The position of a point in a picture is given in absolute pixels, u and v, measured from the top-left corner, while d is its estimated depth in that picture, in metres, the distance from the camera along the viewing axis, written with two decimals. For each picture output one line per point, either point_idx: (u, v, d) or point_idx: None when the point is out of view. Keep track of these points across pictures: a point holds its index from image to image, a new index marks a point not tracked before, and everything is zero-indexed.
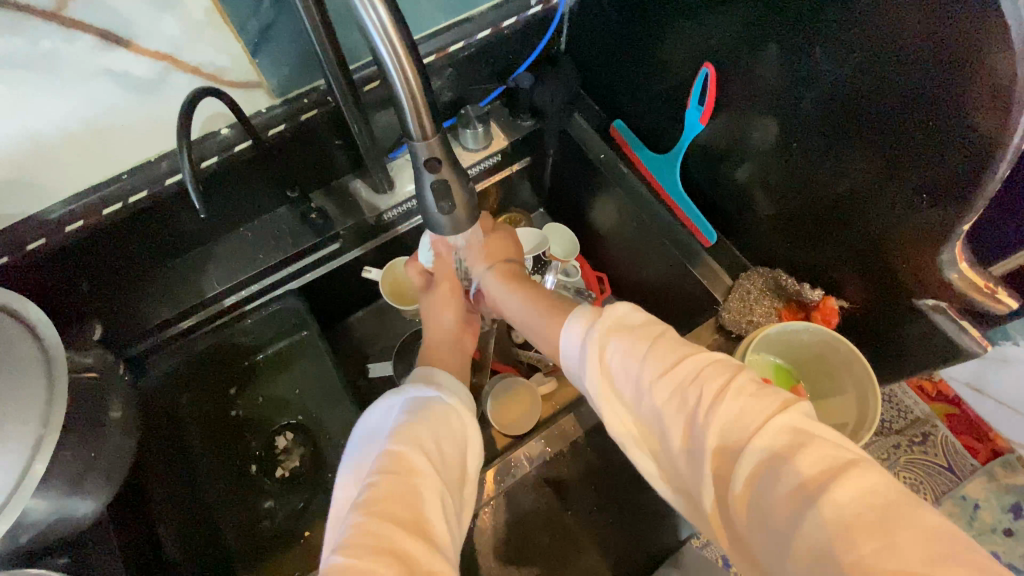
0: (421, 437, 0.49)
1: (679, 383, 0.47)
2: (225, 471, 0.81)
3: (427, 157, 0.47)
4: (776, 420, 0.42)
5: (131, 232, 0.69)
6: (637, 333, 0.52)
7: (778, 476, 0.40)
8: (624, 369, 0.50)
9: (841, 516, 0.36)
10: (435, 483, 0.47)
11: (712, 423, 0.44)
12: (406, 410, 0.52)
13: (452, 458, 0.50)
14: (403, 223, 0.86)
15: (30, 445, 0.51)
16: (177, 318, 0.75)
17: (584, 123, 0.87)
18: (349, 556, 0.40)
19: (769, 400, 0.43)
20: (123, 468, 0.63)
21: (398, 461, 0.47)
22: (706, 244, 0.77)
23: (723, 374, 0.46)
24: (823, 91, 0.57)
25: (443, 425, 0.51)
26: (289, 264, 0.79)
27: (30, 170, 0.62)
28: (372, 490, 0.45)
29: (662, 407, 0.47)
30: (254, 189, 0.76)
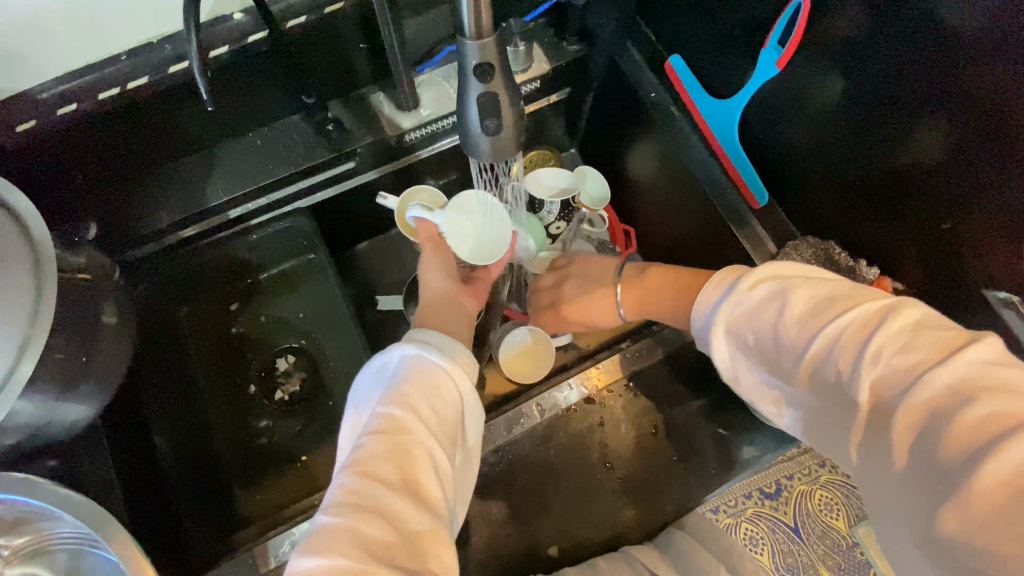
0: (416, 398, 0.45)
1: (810, 346, 0.42)
2: (225, 389, 0.79)
3: (479, 62, 0.39)
4: (934, 372, 0.36)
5: (129, 126, 0.63)
6: (776, 285, 0.47)
7: (934, 433, 0.35)
8: (762, 323, 0.46)
9: (1006, 480, 0.31)
10: (427, 443, 0.44)
11: (855, 386, 0.39)
12: (403, 368, 0.47)
13: (448, 417, 0.46)
14: (425, 148, 0.79)
15: (16, 342, 0.47)
16: (179, 225, 0.70)
17: (637, 55, 0.78)
18: (340, 520, 0.38)
19: (924, 350, 0.37)
20: (115, 374, 0.60)
21: (392, 421, 0.44)
22: (755, 206, 0.71)
23: (865, 327, 0.40)
24: (930, 38, 0.49)
25: (441, 386, 0.46)
26: (299, 179, 0.73)
27: (14, 45, 0.53)
28: (359, 451, 0.42)
29: (800, 367, 0.43)
30: (268, 90, 0.69)
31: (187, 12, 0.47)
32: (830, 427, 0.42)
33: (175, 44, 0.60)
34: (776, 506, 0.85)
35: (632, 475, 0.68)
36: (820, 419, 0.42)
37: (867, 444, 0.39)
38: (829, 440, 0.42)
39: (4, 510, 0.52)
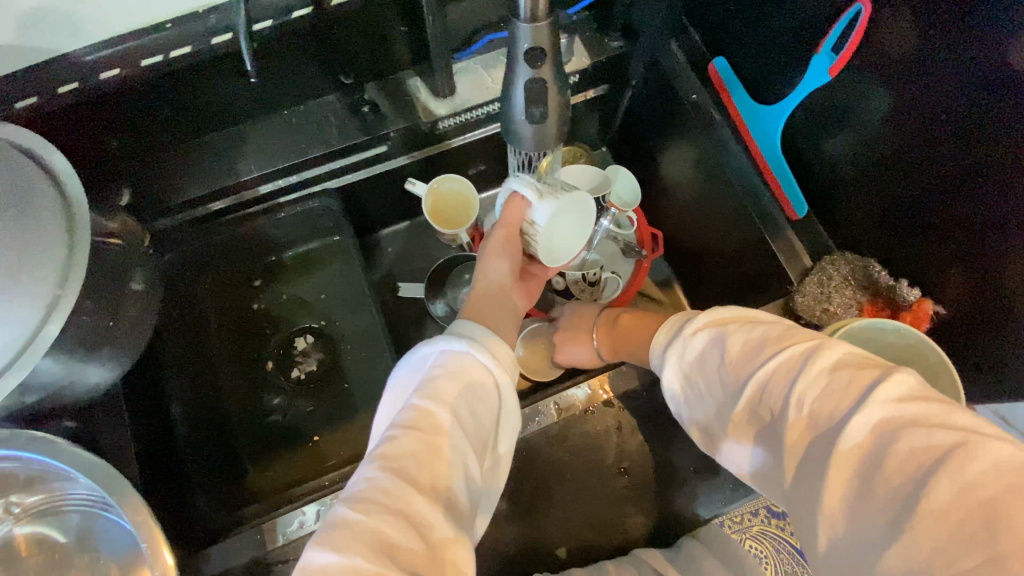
0: (453, 399, 0.44)
1: (746, 389, 0.43)
2: (242, 363, 0.79)
3: (530, 47, 0.38)
4: (855, 418, 0.36)
5: (169, 94, 0.63)
6: (716, 331, 0.48)
7: (859, 480, 0.35)
8: (709, 369, 0.47)
9: (934, 521, 0.31)
10: (460, 445, 0.43)
11: (783, 433, 0.39)
12: (442, 365, 0.46)
13: (481, 422, 0.46)
14: (456, 138, 0.78)
15: (45, 303, 0.47)
16: (209, 197, 0.70)
17: (679, 54, 0.76)
18: (363, 516, 0.37)
19: (843, 393, 0.37)
20: (138, 341, 0.60)
21: (426, 419, 0.43)
22: (793, 217, 0.69)
23: (791, 368, 0.40)
24: (993, 52, 0.47)
25: (479, 388, 0.46)
26: (331, 159, 0.73)
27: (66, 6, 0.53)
28: (389, 445, 0.42)
29: (740, 411, 0.43)
30: (306, 68, 0.68)
31: None
32: (768, 477, 0.41)
33: (220, 15, 0.59)
34: (784, 525, 0.83)
35: (647, 483, 0.66)
36: (761, 467, 0.42)
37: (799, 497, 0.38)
38: (772, 490, 0.42)
39: (19, 468, 0.53)
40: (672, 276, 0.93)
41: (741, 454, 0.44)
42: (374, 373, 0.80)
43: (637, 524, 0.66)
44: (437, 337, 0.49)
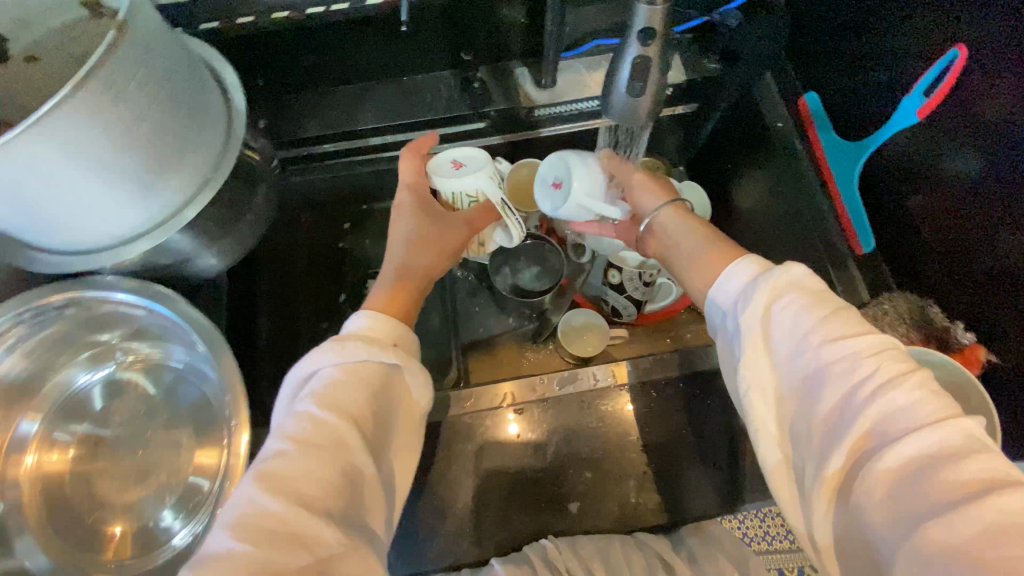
0: (342, 409, 0.47)
1: (852, 349, 0.42)
2: (320, 290, 0.88)
3: (645, 27, 0.43)
4: (956, 422, 0.38)
5: (317, 43, 0.74)
6: (817, 292, 0.46)
7: (930, 470, 0.36)
8: (792, 319, 0.45)
9: (1001, 521, 0.33)
10: (353, 455, 0.46)
11: (875, 402, 0.39)
12: (335, 373, 0.49)
13: (375, 431, 0.49)
14: (546, 128, 0.84)
15: (201, 180, 0.58)
16: (322, 139, 0.79)
17: (773, 86, 0.80)
18: (245, 545, 0.39)
19: (950, 402, 0.39)
20: (247, 240, 0.70)
21: (312, 432, 0.45)
22: (859, 252, 0.71)
23: (905, 361, 0.41)
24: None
25: (371, 392, 0.49)
26: (434, 126, 0.81)
27: None
28: (279, 463, 0.43)
29: (826, 366, 0.42)
30: (433, 41, 0.77)
31: None
32: (815, 432, 0.42)
33: None
34: None
35: None
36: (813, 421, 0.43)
37: (850, 463, 0.40)
38: (802, 441, 0.43)
39: (140, 318, 0.63)
40: None
41: (791, 403, 0.44)
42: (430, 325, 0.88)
43: (656, 519, 0.64)
44: (325, 342, 0.51)
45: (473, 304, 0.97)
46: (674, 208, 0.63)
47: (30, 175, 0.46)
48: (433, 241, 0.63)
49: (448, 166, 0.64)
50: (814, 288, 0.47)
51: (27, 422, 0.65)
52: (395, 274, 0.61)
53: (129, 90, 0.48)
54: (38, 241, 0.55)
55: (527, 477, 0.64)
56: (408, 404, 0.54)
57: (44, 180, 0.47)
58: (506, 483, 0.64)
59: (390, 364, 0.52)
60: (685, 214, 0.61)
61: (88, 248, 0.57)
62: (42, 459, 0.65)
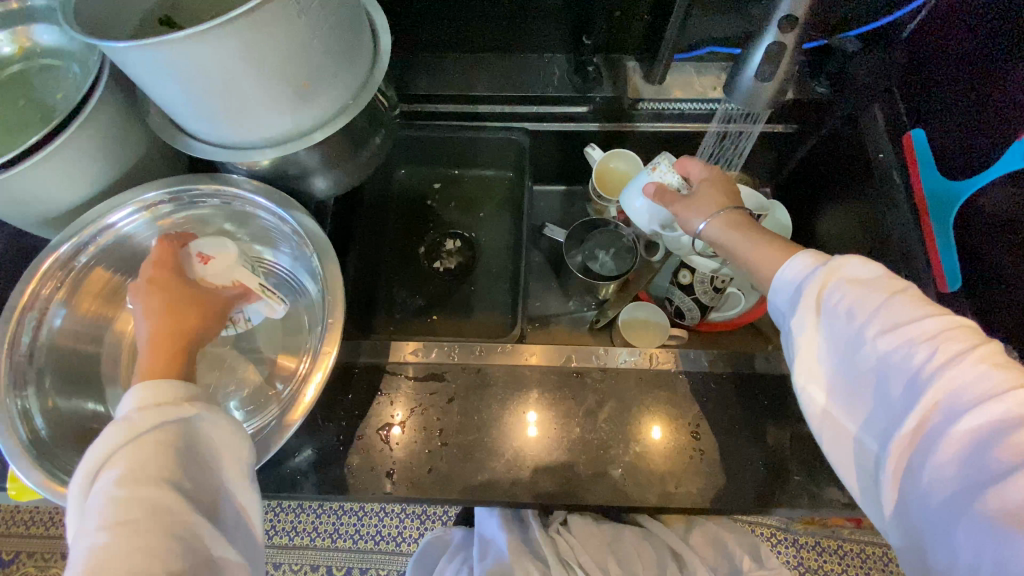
0: (150, 477, 0.44)
1: (909, 334, 0.42)
2: (405, 238, 0.95)
3: (787, 14, 0.46)
4: (1021, 394, 0.38)
5: (452, 6, 0.79)
6: (871, 280, 0.46)
7: (993, 447, 0.37)
8: (845, 313, 0.45)
9: None
10: (180, 512, 0.44)
11: (935, 384, 0.40)
12: (121, 452, 0.45)
13: (199, 483, 0.47)
14: (646, 124, 0.88)
15: (340, 105, 0.65)
16: (438, 98, 0.86)
17: (880, 118, 0.80)
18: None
19: (1013, 373, 0.39)
20: (359, 172, 0.76)
21: (123, 512, 0.42)
22: (943, 290, 0.72)
23: (966, 336, 0.41)
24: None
25: (177, 447, 0.46)
26: (540, 103, 0.87)
27: None
28: (99, 548, 0.40)
29: (885, 354, 0.43)
30: (558, 24, 0.83)
31: None
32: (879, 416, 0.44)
33: None
34: None
35: None
36: (874, 406, 0.45)
37: (912, 443, 0.42)
38: (864, 425, 0.46)
39: (263, 221, 0.71)
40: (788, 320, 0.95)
41: (850, 392, 0.46)
42: (496, 289, 0.93)
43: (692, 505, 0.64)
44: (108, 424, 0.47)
45: (538, 280, 1.01)
46: (730, 216, 0.57)
47: (212, 69, 0.53)
48: (180, 312, 0.55)
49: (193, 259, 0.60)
50: (866, 274, 0.47)
51: None
52: (156, 339, 0.53)
53: (312, 7, 0.53)
54: (196, 130, 0.63)
55: (573, 436, 0.67)
56: (224, 438, 0.50)
57: (221, 76, 0.54)
58: (551, 437, 0.67)
59: (187, 419, 0.48)
60: (740, 223, 0.56)
61: (233, 145, 0.64)
62: None
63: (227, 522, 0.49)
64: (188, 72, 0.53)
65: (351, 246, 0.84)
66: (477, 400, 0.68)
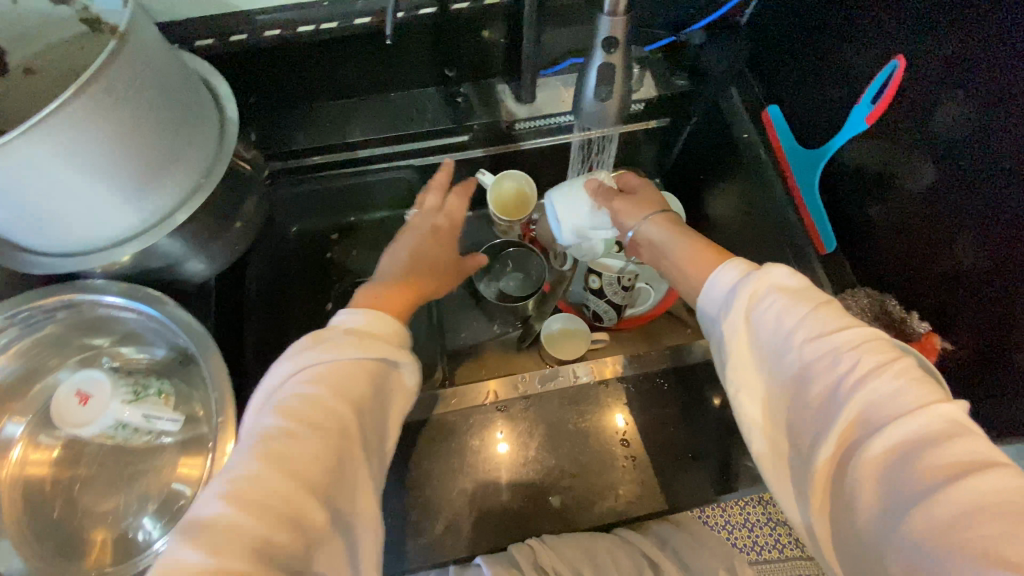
0: (337, 391, 0.48)
1: (832, 344, 0.45)
2: (306, 299, 0.89)
3: (608, 36, 0.46)
4: (933, 407, 0.40)
5: (304, 59, 0.77)
6: (799, 290, 0.49)
7: (912, 456, 0.39)
8: (775, 320, 0.47)
9: (977, 499, 0.36)
10: (348, 454, 0.47)
11: (858, 393, 0.42)
12: (337, 363, 0.49)
13: (369, 437, 0.51)
14: (528, 141, 0.89)
15: (191, 185, 0.61)
16: (313, 150, 0.82)
17: (738, 99, 0.86)
18: (219, 554, 0.37)
19: (929, 387, 0.41)
20: (232, 247, 0.72)
21: (309, 410, 0.46)
22: (822, 252, 0.75)
23: (884, 349, 0.44)
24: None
25: (368, 383, 0.50)
26: (421, 139, 0.85)
27: None
28: (270, 440, 0.43)
29: (811, 364, 0.45)
30: (419, 58, 0.81)
31: None
32: (806, 429, 0.45)
33: None
34: None
35: None
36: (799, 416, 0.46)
37: (837, 454, 0.43)
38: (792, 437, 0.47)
39: (130, 320, 0.64)
40: None
41: (780, 402, 0.48)
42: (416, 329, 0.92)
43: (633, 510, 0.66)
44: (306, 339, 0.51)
45: (460, 312, 1.00)
46: (666, 216, 0.64)
47: (32, 180, 0.48)
48: (427, 276, 0.66)
49: (73, 401, 0.61)
50: (793, 284, 0.49)
51: (13, 424, 0.66)
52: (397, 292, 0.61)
53: (130, 95, 0.50)
54: (30, 242, 0.57)
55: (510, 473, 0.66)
56: (400, 405, 0.55)
57: (41, 185, 0.49)
58: (489, 478, 0.66)
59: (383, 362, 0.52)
60: (675, 223, 0.63)
61: (79, 250, 0.59)
62: (29, 454, 0.66)
63: (375, 475, 0.51)
64: (12, 186, 0.48)
65: (247, 322, 0.78)
66: (406, 459, 0.66)
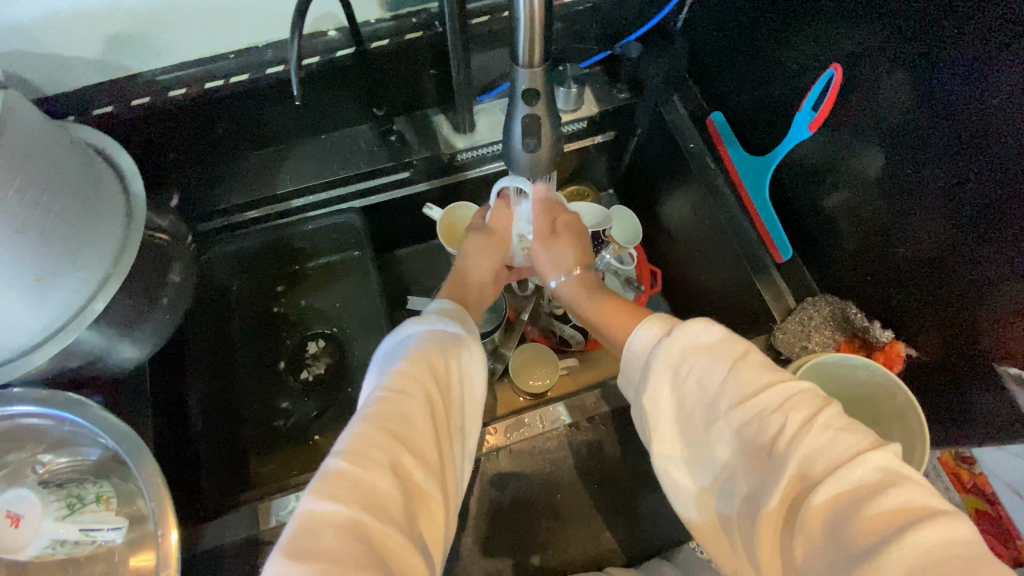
0: (434, 367, 0.51)
1: (756, 403, 0.45)
2: (256, 361, 0.84)
3: (528, 88, 0.48)
4: (866, 458, 0.39)
5: (222, 113, 0.72)
6: (719, 346, 0.49)
7: (851, 512, 0.38)
8: (700, 381, 0.48)
9: (921, 556, 0.34)
10: (447, 424, 0.50)
11: (789, 453, 0.41)
12: (434, 343, 0.53)
13: (462, 415, 0.53)
14: (474, 168, 0.85)
15: (100, 276, 0.56)
16: (245, 207, 0.78)
17: (682, 107, 0.85)
18: (347, 505, 0.40)
19: (859, 435, 0.41)
20: (170, 329, 0.66)
21: (412, 380, 0.49)
22: (779, 260, 0.74)
23: (808, 403, 0.43)
24: (974, 116, 0.50)
25: (457, 360, 0.54)
26: (360, 181, 0.81)
27: (148, 29, 0.64)
28: (376, 405, 0.47)
29: (739, 423, 0.45)
30: (347, 98, 0.77)
31: (295, 26, 0.57)
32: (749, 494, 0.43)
33: (276, 50, 0.70)
34: None
35: (627, 500, 0.71)
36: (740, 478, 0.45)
37: (784, 518, 0.41)
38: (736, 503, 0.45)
39: (51, 428, 0.58)
40: (669, 313, 0.99)
41: (720, 463, 0.46)
42: None
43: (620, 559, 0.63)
44: (403, 329, 0.55)
45: None
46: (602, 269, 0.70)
47: None
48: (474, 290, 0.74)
49: (4, 523, 0.56)
50: (711, 338, 0.50)
51: None
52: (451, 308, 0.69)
53: (7, 196, 0.46)
54: None
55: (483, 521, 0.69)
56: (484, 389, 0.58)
57: None
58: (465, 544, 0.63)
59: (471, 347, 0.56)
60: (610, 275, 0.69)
61: None
62: None
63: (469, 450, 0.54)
64: None
65: (190, 400, 0.73)
66: None
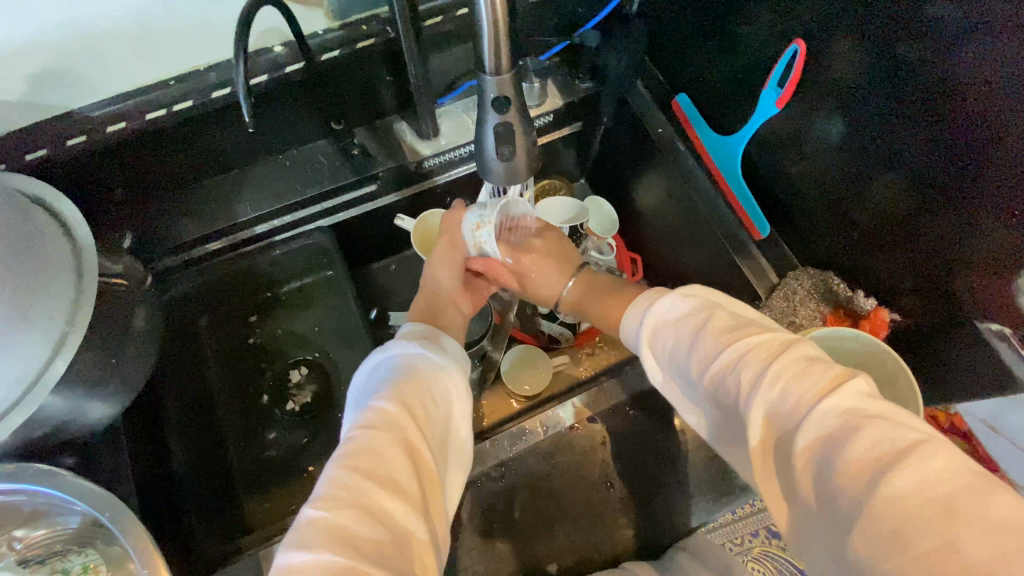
0: (401, 396, 0.49)
1: (719, 366, 0.46)
2: (237, 398, 0.80)
3: (496, 96, 0.47)
4: (827, 398, 0.39)
5: (169, 144, 0.68)
6: (689, 314, 0.52)
7: (828, 460, 0.37)
8: (674, 354, 0.51)
9: (904, 502, 0.33)
10: (422, 443, 0.47)
11: (755, 405, 0.42)
12: (404, 373, 0.51)
13: (437, 429, 0.50)
14: (442, 174, 0.82)
15: (53, 340, 0.51)
16: (203, 239, 0.73)
17: (646, 93, 0.84)
18: (319, 551, 0.38)
19: (815, 381, 0.40)
20: (140, 381, 0.62)
21: (381, 416, 0.47)
22: (758, 237, 0.74)
23: (762, 355, 0.44)
24: (930, 79, 0.51)
25: (428, 384, 0.51)
26: (324, 200, 0.77)
27: (74, 62, 0.60)
28: (351, 444, 0.45)
29: (708, 388, 0.47)
30: (300, 114, 0.74)
31: (238, 46, 0.53)
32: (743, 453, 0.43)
33: (218, 72, 0.67)
34: None
35: (634, 494, 0.71)
36: (734, 446, 0.46)
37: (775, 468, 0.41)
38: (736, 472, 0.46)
39: (25, 502, 0.54)
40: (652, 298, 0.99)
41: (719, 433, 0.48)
42: None
43: None
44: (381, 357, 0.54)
45: None
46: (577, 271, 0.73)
47: None
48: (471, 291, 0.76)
49: None
50: (681, 309, 0.53)
51: None
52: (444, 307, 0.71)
53: None
54: None
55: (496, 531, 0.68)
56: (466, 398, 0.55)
57: None
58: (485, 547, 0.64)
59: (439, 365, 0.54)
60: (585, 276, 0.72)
61: None
62: None
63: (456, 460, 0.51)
64: None
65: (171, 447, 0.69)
66: None
